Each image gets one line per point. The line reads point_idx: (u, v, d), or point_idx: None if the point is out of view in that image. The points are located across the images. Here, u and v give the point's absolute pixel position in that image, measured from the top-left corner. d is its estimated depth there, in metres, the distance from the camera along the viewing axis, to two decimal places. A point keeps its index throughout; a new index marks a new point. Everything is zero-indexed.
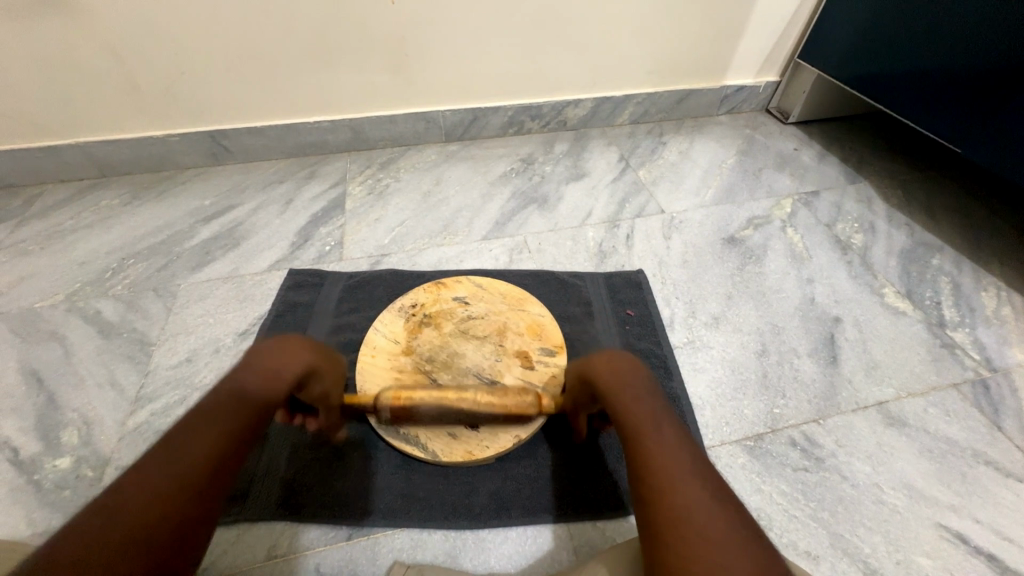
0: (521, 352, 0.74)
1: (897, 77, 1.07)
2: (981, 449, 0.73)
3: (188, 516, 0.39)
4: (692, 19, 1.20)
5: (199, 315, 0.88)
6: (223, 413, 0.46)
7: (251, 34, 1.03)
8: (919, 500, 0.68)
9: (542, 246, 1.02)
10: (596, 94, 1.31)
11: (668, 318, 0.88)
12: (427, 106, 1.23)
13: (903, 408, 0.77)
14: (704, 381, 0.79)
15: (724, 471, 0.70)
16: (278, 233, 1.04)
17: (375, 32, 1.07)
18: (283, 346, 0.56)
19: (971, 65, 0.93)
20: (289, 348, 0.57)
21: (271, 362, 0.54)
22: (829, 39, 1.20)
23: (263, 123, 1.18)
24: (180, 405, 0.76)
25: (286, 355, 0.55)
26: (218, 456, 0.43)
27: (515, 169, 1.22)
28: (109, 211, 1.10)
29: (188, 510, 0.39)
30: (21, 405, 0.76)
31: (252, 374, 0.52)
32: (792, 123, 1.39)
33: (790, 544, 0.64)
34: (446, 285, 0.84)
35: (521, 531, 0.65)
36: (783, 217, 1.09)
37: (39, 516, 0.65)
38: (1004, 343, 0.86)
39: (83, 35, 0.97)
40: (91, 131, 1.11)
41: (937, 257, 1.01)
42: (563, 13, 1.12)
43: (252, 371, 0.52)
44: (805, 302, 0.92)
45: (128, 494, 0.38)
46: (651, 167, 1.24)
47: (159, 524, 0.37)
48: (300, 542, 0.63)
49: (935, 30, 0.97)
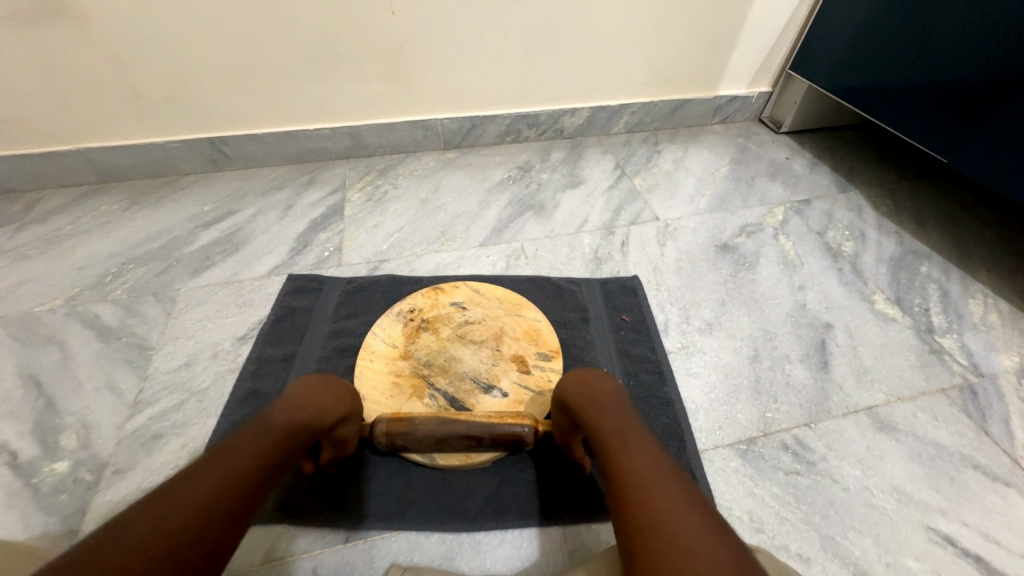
0: (518, 356, 0.75)
1: (886, 88, 1.10)
2: (969, 453, 0.74)
3: (213, 539, 0.38)
4: (686, 31, 1.22)
5: (198, 320, 0.89)
6: (256, 445, 0.47)
7: (252, 43, 1.04)
8: (908, 503, 0.69)
9: (539, 252, 1.03)
10: (592, 103, 1.33)
11: (663, 324, 0.90)
12: (426, 114, 1.25)
13: (893, 412, 0.79)
14: (698, 386, 0.81)
15: (717, 475, 0.71)
16: (277, 238, 1.05)
17: (375, 41, 1.09)
18: (319, 386, 0.58)
19: (958, 78, 0.96)
20: (324, 389, 0.58)
21: (305, 403, 0.55)
22: (820, 51, 1.23)
23: (263, 130, 1.19)
24: (178, 409, 0.76)
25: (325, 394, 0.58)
26: (248, 485, 0.43)
27: (512, 177, 1.24)
28: (109, 216, 1.10)
29: (216, 530, 0.38)
30: (19, 408, 0.76)
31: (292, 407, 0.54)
32: (784, 133, 1.41)
33: (782, 546, 0.64)
34: (444, 290, 0.85)
35: (516, 534, 0.65)
36: (775, 225, 1.11)
37: (36, 519, 0.65)
38: (991, 349, 0.88)
39: (86, 43, 0.98)
40: (92, 137, 1.12)
41: (925, 264, 1.03)
42: (560, 24, 1.15)
43: (286, 408, 0.53)
44: (797, 308, 0.93)
45: (163, 504, 0.38)
46: (646, 175, 1.25)
47: (186, 540, 0.36)
48: (298, 544, 0.64)
49: (923, 44, 1.00)
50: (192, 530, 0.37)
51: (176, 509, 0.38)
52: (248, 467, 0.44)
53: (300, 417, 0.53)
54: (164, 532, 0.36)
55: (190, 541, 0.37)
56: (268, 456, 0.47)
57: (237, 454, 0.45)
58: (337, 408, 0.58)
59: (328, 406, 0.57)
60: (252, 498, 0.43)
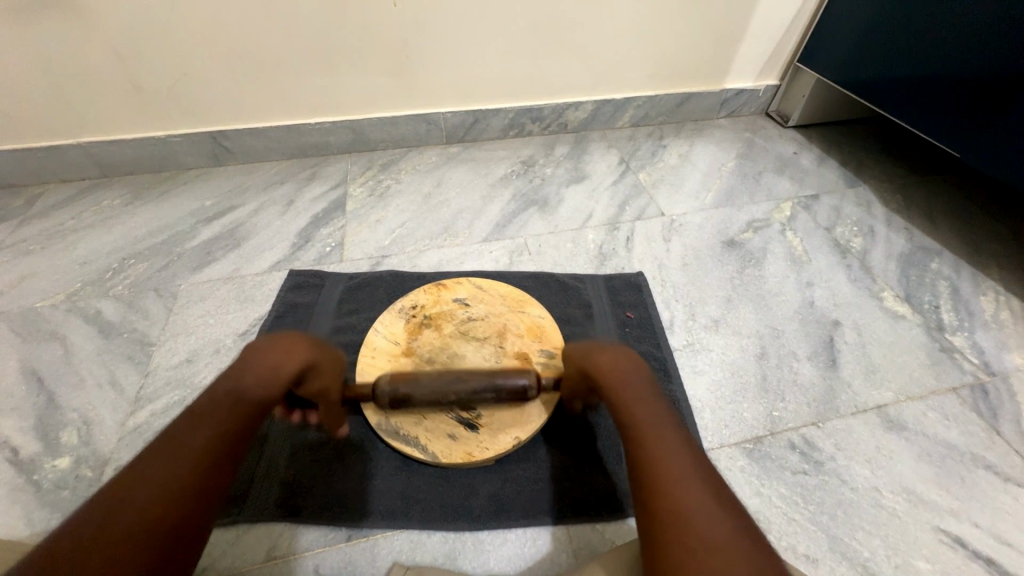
0: (522, 354, 0.74)
1: (896, 81, 1.08)
2: (980, 454, 0.73)
3: (174, 530, 0.39)
4: (692, 23, 1.20)
5: (200, 316, 0.88)
6: (209, 422, 0.47)
7: (252, 36, 1.03)
8: (918, 504, 0.68)
9: (542, 247, 1.02)
10: (596, 97, 1.31)
11: (668, 321, 0.89)
12: (428, 108, 1.24)
13: (902, 411, 0.77)
14: (703, 385, 0.80)
15: (723, 474, 0.70)
16: (279, 234, 1.04)
17: (377, 34, 1.08)
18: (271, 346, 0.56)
19: (971, 71, 0.94)
20: (281, 347, 0.56)
21: (260, 364, 0.53)
22: (830, 43, 1.21)
23: (264, 124, 1.18)
24: (180, 406, 0.76)
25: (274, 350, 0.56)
26: (203, 467, 0.44)
27: (515, 172, 1.23)
28: (111, 211, 1.10)
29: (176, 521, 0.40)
30: (21, 404, 0.76)
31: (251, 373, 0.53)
32: (791, 127, 1.39)
33: (789, 547, 0.64)
34: (447, 287, 0.84)
35: (520, 533, 0.65)
36: (782, 220, 1.09)
37: (38, 516, 0.65)
38: (1003, 347, 0.87)
39: (84, 35, 0.97)
40: (94, 132, 1.12)
41: (936, 261, 1.01)
42: (564, 17, 1.13)
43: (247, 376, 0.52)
44: (804, 306, 0.92)
45: (114, 504, 0.39)
46: (651, 170, 1.24)
47: (145, 536, 0.38)
48: (299, 542, 0.63)
49: (935, 36, 0.98)
50: (150, 526, 0.38)
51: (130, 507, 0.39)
52: (198, 450, 0.44)
53: (258, 381, 0.52)
54: (120, 530, 0.37)
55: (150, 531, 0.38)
56: (223, 433, 0.47)
57: (187, 440, 0.45)
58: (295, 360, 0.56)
59: (284, 363, 0.55)
60: (211, 477, 0.44)
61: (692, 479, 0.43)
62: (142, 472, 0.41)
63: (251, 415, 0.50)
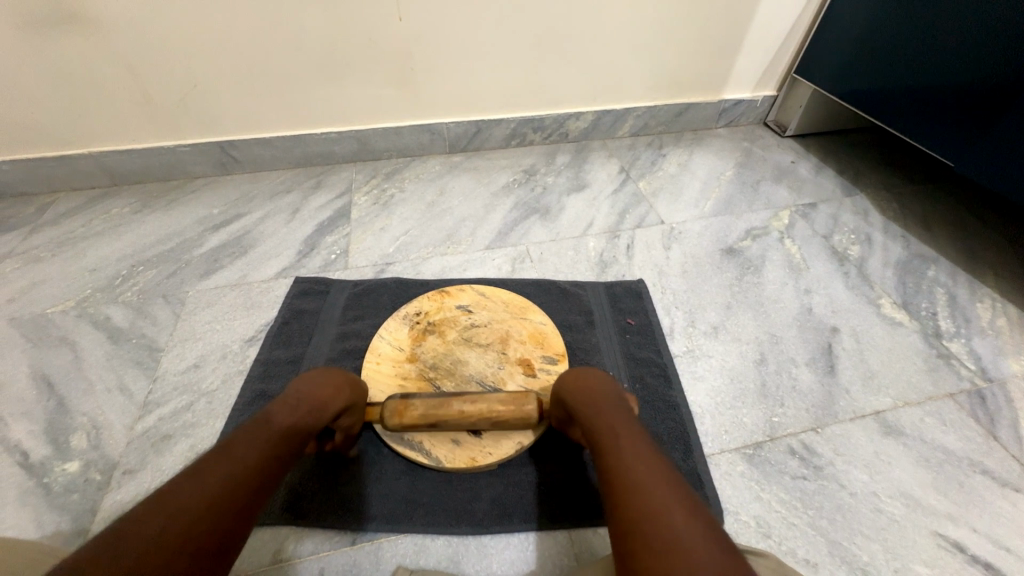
0: (524, 360, 0.75)
1: (892, 92, 1.10)
2: (978, 459, 0.74)
3: (220, 546, 0.37)
4: (691, 35, 1.22)
5: (207, 322, 0.90)
6: (257, 444, 0.46)
7: (261, 48, 1.05)
8: (916, 508, 0.69)
9: (544, 255, 1.04)
10: (596, 107, 1.33)
11: (668, 328, 0.90)
12: (431, 118, 1.26)
13: (901, 417, 0.78)
14: (703, 390, 0.81)
15: (723, 479, 0.70)
16: (285, 241, 1.06)
17: (382, 46, 1.10)
18: (318, 380, 0.59)
19: (965, 82, 0.96)
20: (330, 383, 0.59)
21: (310, 398, 0.56)
22: (826, 54, 1.23)
23: (271, 134, 1.20)
24: (187, 410, 0.77)
25: (325, 385, 0.59)
26: (250, 486, 0.42)
27: (517, 180, 1.24)
28: (120, 218, 1.12)
29: (222, 536, 0.38)
30: (32, 409, 0.77)
31: (290, 403, 0.54)
32: (789, 136, 1.41)
33: (789, 551, 0.64)
34: (450, 293, 0.85)
35: (522, 537, 0.65)
36: (780, 228, 1.11)
37: (48, 518, 0.65)
38: (999, 354, 0.87)
39: (96, 47, 0.99)
40: (104, 142, 1.14)
41: (933, 268, 1.03)
42: (566, 30, 1.15)
43: (289, 405, 0.54)
44: (802, 312, 0.93)
45: (167, 509, 0.37)
46: (651, 179, 1.26)
47: (194, 542, 0.36)
48: (305, 546, 0.64)
49: (930, 48, 1.00)
50: (201, 538, 0.36)
51: (184, 510, 0.37)
52: (249, 467, 0.43)
53: (304, 413, 0.54)
54: (171, 531, 0.35)
55: (201, 537, 0.37)
56: (267, 457, 0.46)
57: (235, 457, 0.44)
58: (337, 400, 0.58)
59: (330, 399, 0.57)
60: (256, 495, 0.42)
61: (657, 488, 0.43)
62: (193, 477, 0.40)
63: (294, 442, 0.50)
